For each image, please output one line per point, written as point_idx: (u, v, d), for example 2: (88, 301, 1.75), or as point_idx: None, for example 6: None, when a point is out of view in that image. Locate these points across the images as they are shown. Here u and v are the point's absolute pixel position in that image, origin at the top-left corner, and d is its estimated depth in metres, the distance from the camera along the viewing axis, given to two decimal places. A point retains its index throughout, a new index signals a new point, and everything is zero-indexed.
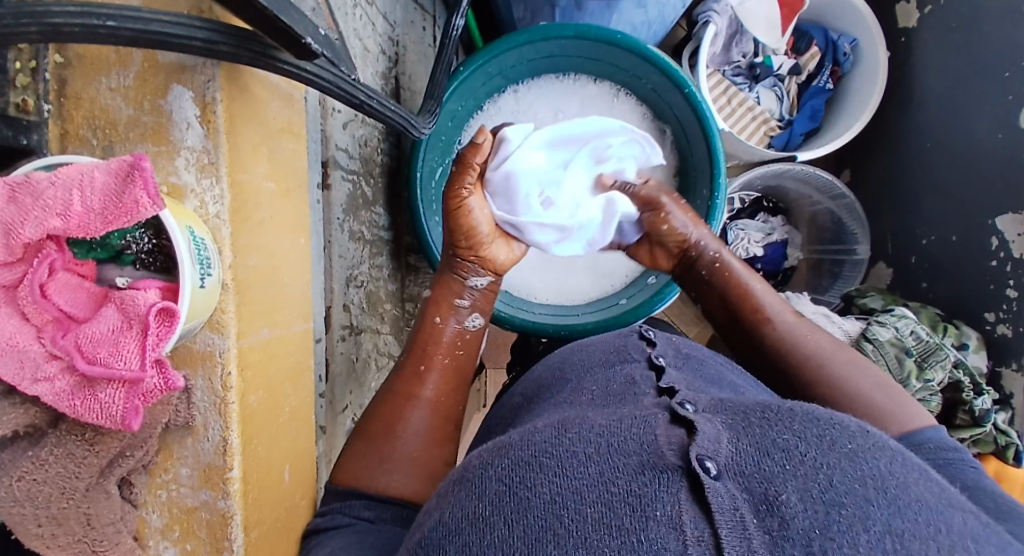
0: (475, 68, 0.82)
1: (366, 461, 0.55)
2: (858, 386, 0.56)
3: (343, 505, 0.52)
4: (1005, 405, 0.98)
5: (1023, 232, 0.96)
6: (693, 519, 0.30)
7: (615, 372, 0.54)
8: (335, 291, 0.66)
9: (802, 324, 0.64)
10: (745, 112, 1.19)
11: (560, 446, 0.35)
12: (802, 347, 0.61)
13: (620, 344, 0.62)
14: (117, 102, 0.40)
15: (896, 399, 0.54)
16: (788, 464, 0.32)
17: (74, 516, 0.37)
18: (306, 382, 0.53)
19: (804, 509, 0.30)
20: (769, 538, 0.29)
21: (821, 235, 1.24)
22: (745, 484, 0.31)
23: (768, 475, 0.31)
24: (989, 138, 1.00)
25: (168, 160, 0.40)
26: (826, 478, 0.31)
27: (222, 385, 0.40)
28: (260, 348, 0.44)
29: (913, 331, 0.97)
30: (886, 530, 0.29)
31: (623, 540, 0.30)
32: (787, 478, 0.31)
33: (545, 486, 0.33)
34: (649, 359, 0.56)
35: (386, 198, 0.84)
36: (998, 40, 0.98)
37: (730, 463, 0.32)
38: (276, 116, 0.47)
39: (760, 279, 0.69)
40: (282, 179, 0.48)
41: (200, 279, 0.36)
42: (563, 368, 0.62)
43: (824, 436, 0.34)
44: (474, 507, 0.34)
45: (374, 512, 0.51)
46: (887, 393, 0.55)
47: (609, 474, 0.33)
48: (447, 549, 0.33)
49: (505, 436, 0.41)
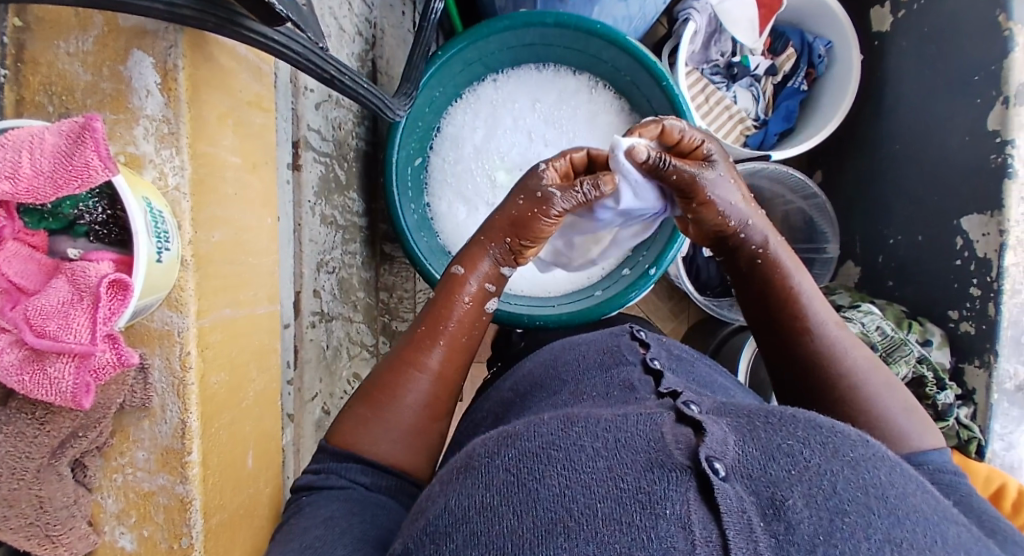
0: (454, 53, 0.80)
1: (362, 424, 0.54)
2: (886, 408, 0.54)
3: (341, 467, 0.53)
4: (967, 400, 1.00)
5: (986, 233, 0.99)
6: (701, 520, 0.31)
7: (613, 376, 0.54)
8: (305, 276, 0.64)
9: (839, 332, 0.60)
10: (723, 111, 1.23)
11: (568, 438, 0.37)
12: (845, 356, 0.58)
13: (612, 344, 0.61)
14: (75, 67, 0.38)
15: (916, 424, 0.53)
16: (793, 470, 0.34)
17: (25, 498, 0.36)
18: (271, 365, 0.51)
19: (810, 515, 0.31)
20: (775, 542, 0.30)
21: (793, 235, 1.28)
22: (752, 487, 0.33)
23: (774, 479, 0.33)
24: (957, 140, 1.04)
25: (127, 128, 0.38)
26: (829, 485, 0.33)
27: (181, 364, 0.39)
28: (222, 327, 0.43)
29: (880, 327, 1.01)
30: (885, 539, 0.31)
31: (634, 537, 0.31)
32: (792, 483, 0.33)
33: (555, 478, 0.34)
34: (643, 362, 0.56)
35: (362, 184, 0.83)
36: (968, 44, 1.01)
37: (738, 465, 0.34)
38: (243, 88, 0.46)
39: (809, 277, 0.63)
40: (249, 154, 0.46)
41: (157, 253, 0.35)
42: (556, 366, 0.61)
43: (827, 443, 0.36)
44: (482, 496, 0.34)
45: (370, 478, 0.52)
46: (907, 415, 0.54)
47: (618, 469, 0.34)
48: (453, 537, 0.33)
49: (510, 426, 0.42)
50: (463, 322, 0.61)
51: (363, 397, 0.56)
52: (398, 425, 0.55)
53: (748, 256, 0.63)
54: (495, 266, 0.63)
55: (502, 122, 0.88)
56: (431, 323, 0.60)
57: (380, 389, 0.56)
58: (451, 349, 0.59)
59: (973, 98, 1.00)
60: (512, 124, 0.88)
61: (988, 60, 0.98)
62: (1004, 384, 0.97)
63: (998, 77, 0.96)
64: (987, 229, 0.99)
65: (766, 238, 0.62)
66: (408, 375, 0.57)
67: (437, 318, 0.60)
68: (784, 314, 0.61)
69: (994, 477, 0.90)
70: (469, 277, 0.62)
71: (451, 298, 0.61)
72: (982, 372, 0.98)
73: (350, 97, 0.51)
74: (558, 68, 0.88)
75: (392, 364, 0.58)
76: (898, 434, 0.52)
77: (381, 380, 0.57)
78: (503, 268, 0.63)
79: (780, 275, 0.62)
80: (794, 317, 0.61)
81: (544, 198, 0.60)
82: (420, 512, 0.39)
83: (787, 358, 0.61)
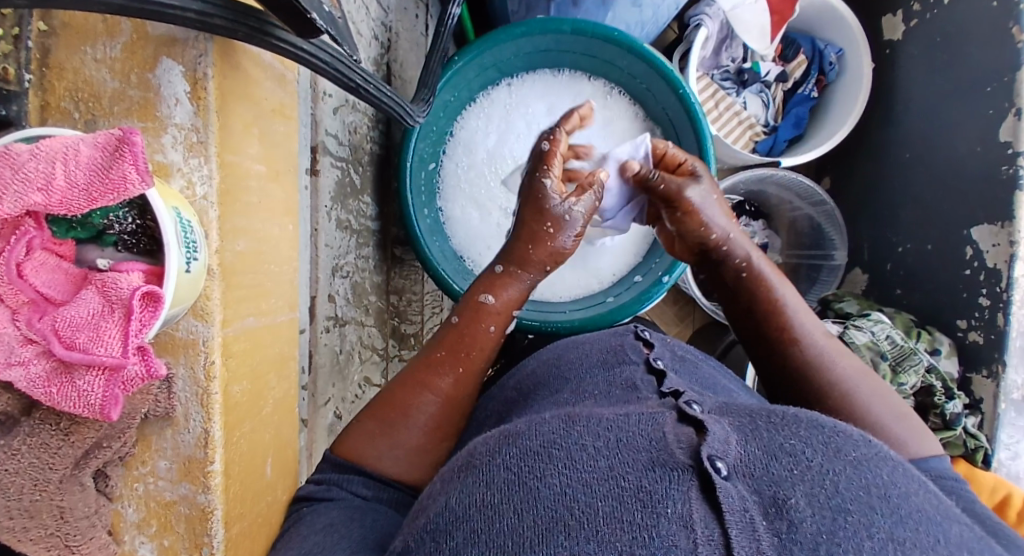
0: (470, 58, 0.80)
1: (367, 439, 0.54)
2: (880, 414, 0.54)
3: (342, 479, 0.53)
4: (974, 410, 1.00)
5: (996, 243, 1.00)
6: (703, 519, 0.31)
7: (615, 375, 0.53)
8: (320, 281, 0.64)
9: (828, 343, 0.60)
10: (733, 117, 1.27)
11: (569, 438, 0.37)
12: (831, 365, 0.58)
13: (616, 344, 0.61)
14: (101, 74, 0.38)
15: (914, 430, 0.52)
16: (796, 469, 0.34)
17: (47, 510, 0.35)
18: (290, 372, 0.51)
19: (813, 513, 0.31)
20: (778, 540, 0.30)
21: (799, 240, 1.32)
22: (754, 486, 0.33)
23: (777, 479, 0.33)
24: (969, 151, 1.05)
25: (154, 137, 0.38)
26: (832, 484, 0.33)
27: (205, 374, 0.39)
28: (245, 336, 0.42)
29: (889, 337, 0.99)
30: (889, 538, 0.30)
31: (636, 535, 0.31)
32: (795, 482, 0.33)
33: (556, 478, 0.34)
34: (648, 362, 0.55)
35: (375, 187, 0.83)
36: (983, 55, 1.03)
37: (739, 464, 0.34)
38: (268, 96, 0.45)
39: (793, 290, 0.64)
40: (272, 161, 0.46)
41: (186, 263, 0.35)
42: (560, 364, 0.61)
43: (830, 443, 0.36)
44: (483, 495, 0.34)
45: (371, 490, 0.52)
46: (903, 423, 0.53)
47: (620, 469, 0.34)
48: (455, 535, 0.33)
49: (511, 426, 0.42)
50: (483, 348, 0.60)
51: (371, 409, 0.55)
52: (403, 445, 0.54)
53: (733, 269, 0.66)
54: (519, 293, 0.62)
55: (515, 127, 0.88)
56: (449, 346, 0.59)
57: (383, 404, 0.56)
58: (466, 375, 0.58)
59: (984, 109, 1.02)
60: (526, 130, 0.88)
61: (1002, 71, 1.00)
62: (1012, 394, 0.98)
63: (1010, 88, 0.98)
64: (997, 240, 1.00)
65: (746, 254, 0.66)
66: (416, 392, 0.56)
67: (458, 344, 0.59)
68: (768, 328, 0.62)
69: (1000, 488, 0.90)
70: (495, 305, 0.61)
71: (475, 324, 0.60)
72: (990, 382, 0.98)
73: (372, 105, 0.50)
74: (573, 72, 0.87)
75: (401, 380, 0.58)
76: (898, 439, 0.51)
77: (391, 395, 0.57)
78: (528, 290, 0.63)
79: (764, 286, 0.64)
80: (781, 328, 0.61)
81: (561, 217, 0.62)
82: (422, 512, 0.39)
83: (777, 373, 0.61)
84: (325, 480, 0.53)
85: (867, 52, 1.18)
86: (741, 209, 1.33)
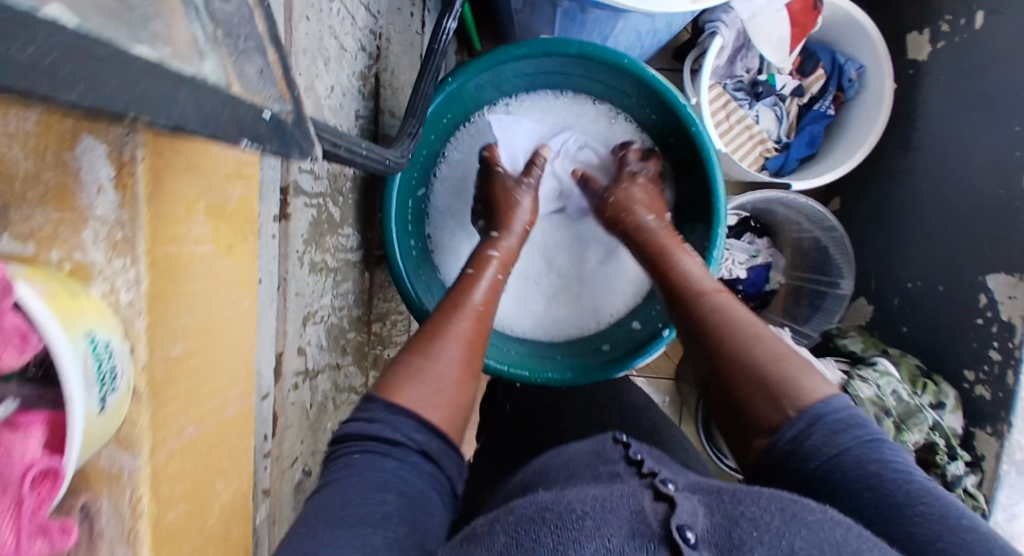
0: (465, 79, 0.73)
1: (406, 376, 0.55)
2: (767, 362, 0.54)
3: (391, 420, 0.52)
4: (976, 468, 0.98)
5: (1011, 295, 0.95)
6: None
7: (598, 472, 0.49)
8: (289, 335, 0.58)
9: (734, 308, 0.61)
10: (744, 130, 1.21)
11: (560, 504, 0.38)
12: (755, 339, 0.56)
13: (597, 448, 0.55)
14: (11, 151, 0.29)
15: (801, 376, 0.52)
16: (756, 532, 0.34)
17: None
18: (243, 466, 0.46)
19: None
20: None
21: (806, 261, 1.29)
22: (717, 549, 0.33)
23: (738, 545, 0.33)
24: (989, 192, 1.00)
25: (72, 230, 0.30)
26: (788, 546, 0.33)
27: (131, 511, 0.33)
28: (182, 450, 0.37)
29: (895, 391, 0.97)
30: None
31: None
32: (754, 546, 0.33)
33: (549, 537, 0.34)
34: (628, 457, 0.51)
35: (358, 215, 0.76)
36: (1012, 90, 0.96)
37: (706, 534, 0.34)
38: (222, 156, 0.39)
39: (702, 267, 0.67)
40: (222, 235, 0.40)
41: (100, 402, 0.29)
42: (542, 470, 0.55)
43: (785, 509, 0.36)
44: None
45: (423, 436, 0.52)
46: (791, 368, 0.52)
47: (604, 529, 0.34)
48: None
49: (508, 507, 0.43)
50: (487, 295, 0.65)
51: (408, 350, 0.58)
52: (435, 379, 0.55)
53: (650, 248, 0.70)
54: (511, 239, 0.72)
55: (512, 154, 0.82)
56: (450, 301, 0.64)
57: (413, 356, 0.57)
58: (474, 319, 0.62)
59: (1009, 150, 0.96)
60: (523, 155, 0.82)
61: None
62: (1016, 456, 0.94)
63: None
64: (1015, 291, 0.94)
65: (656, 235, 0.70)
66: (429, 344, 0.58)
67: (459, 294, 0.64)
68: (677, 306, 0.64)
69: None
70: (480, 269, 0.69)
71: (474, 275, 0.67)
72: (993, 440, 0.96)
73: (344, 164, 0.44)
74: (578, 95, 0.80)
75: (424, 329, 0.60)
76: (787, 387, 0.51)
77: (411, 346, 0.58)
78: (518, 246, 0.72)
79: (671, 261, 0.67)
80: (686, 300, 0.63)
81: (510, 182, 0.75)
82: None
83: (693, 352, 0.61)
84: (370, 416, 0.52)
85: (890, 71, 1.11)
86: (746, 225, 1.30)
